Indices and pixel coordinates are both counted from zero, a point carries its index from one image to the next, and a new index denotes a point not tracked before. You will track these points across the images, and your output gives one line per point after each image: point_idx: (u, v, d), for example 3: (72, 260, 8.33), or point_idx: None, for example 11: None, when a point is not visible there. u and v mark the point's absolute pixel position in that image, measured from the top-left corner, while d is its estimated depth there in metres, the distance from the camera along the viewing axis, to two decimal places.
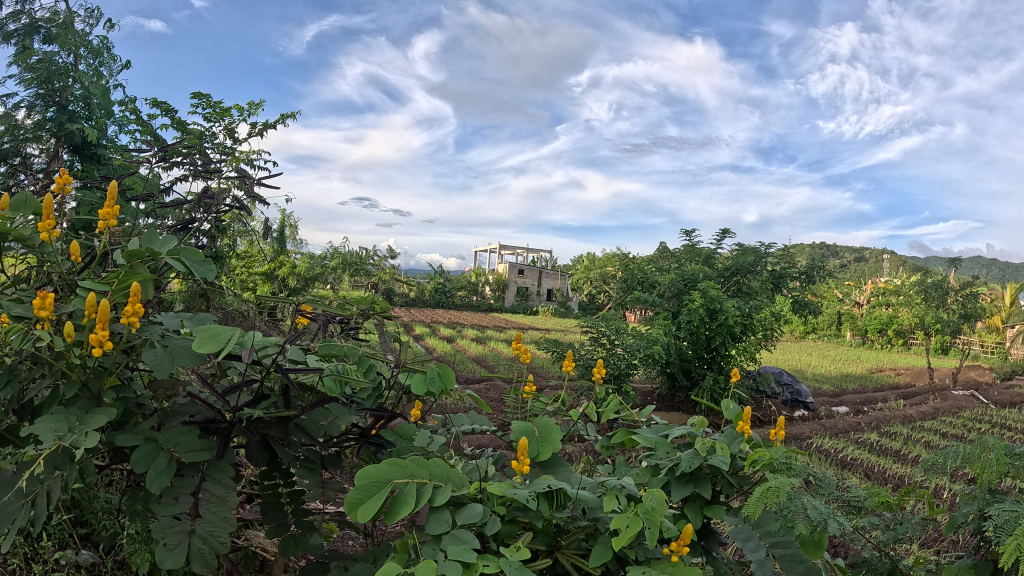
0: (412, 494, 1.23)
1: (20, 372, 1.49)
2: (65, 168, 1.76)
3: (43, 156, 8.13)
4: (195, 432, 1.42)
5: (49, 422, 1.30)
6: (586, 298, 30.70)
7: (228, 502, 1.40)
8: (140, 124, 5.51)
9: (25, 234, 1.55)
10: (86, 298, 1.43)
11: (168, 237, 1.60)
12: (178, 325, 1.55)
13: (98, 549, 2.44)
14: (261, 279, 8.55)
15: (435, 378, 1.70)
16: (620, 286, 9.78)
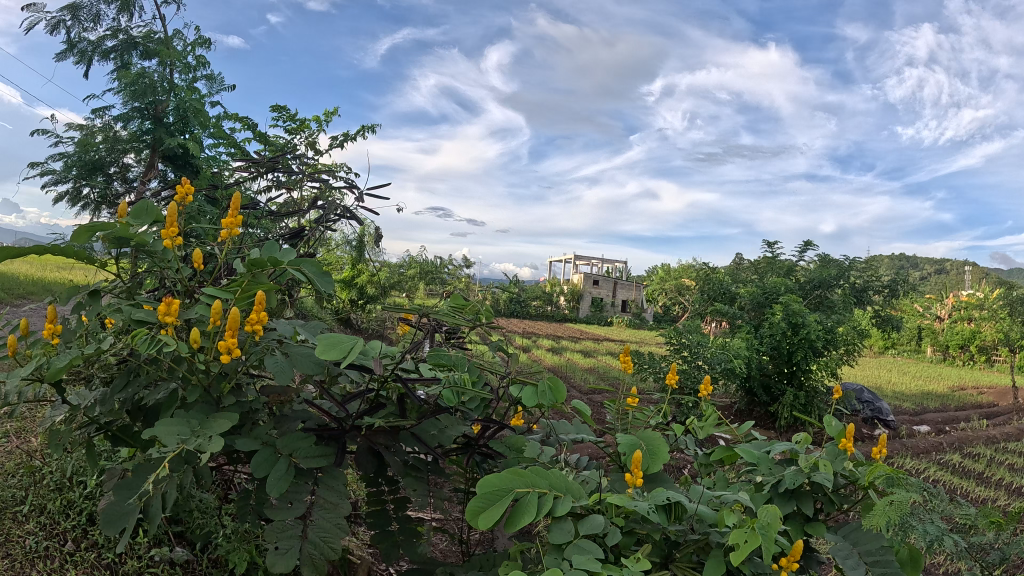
0: (535, 502, 1.26)
1: (138, 376, 1.58)
2: (185, 178, 1.82)
3: (138, 166, 8.52)
4: (311, 438, 1.48)
5: (174, 424, 1.35)
6: (660, 310, 30.33)
7: (341, 508, 1.42)
8: (229, 139, 5.74)
9: (149, 241, 1.63)
10: (212, 305, 1.49)
11: (288, 246, 1.66)
12: (293, 333, 1.61)
13: (192, 547, 2.54)
14: (341, 287, 8.76)
15: (546, 392, 1.68)
16: (698, 298, 9.65)
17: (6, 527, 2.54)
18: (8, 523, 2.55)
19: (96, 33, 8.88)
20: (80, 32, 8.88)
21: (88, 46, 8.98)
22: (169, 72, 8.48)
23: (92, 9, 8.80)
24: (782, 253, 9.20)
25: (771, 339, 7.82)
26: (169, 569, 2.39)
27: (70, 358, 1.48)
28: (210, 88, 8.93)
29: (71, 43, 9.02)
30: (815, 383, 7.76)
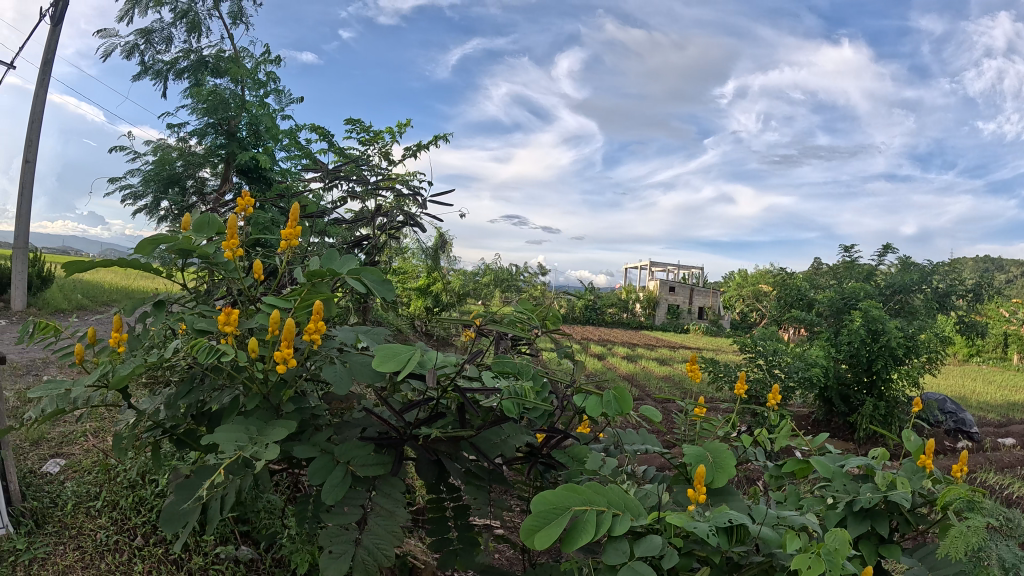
0: (592, 520, 1.25)
1: (201, 383, 1.65)
2: (245, 193, 1.91)
3: (215, 180, 8.85)
4: (369, 446, 1.51)
5: (232, 432, 1.39)
6: (736, 317, 29.70)
7: (396, 516, 1.43)
8: (302, 150, 5.89)
9: (211, 253, 1.69)
10: (270, 315, 1.53)
11: (348, 256, 1.69)
12: (354, 340, 1.65)
13: (257, 546, 2.62)
14: (416, 294, 8.88)
15: (612, 401, 1.67)
16: (775, 304, 9.42)
17: (80, 521, 2.73)
18: (82, 517, 2.74)
19: (169, 54, 9.25)
20: (155, 55, 9.26)
21: (163, 67, 9.36)
22: (240, 89, 8.77)
23: (166, 31, 9.18)
24: (862, 258, 8.94)
25: (850, 347, 7.57)
26: (233, 567, 2.47)
27: (134, 365, 1.55)
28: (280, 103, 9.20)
29: (147, 66, 9.42)
30: (897, 393, 7.47)
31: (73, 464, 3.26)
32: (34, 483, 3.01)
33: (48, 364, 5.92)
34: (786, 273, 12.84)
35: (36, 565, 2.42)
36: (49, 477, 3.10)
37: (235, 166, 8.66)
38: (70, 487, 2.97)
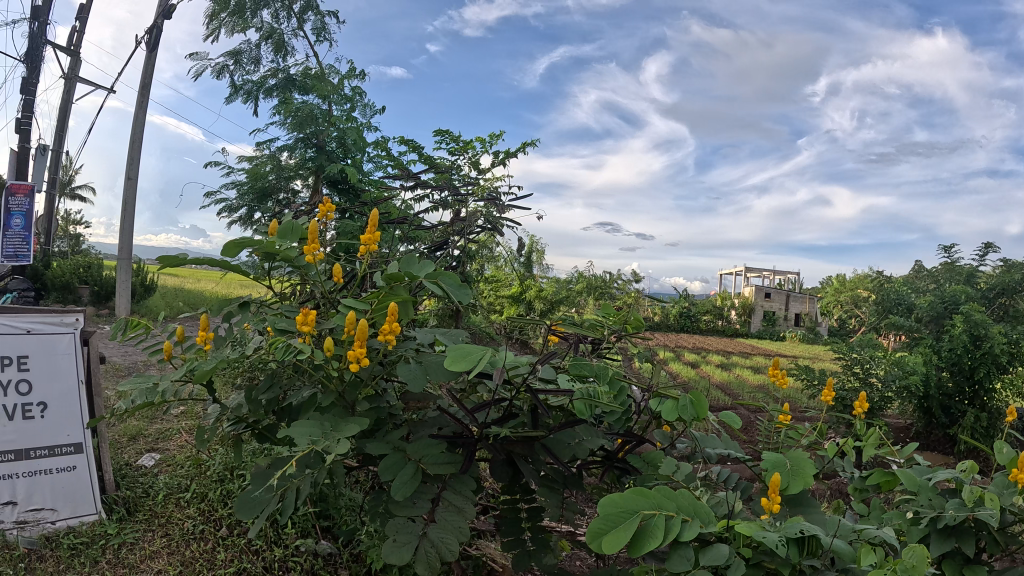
0: (661, 525, 1.25)
1: (281, 379, 1.74)
2: (327, 198, 2.02)
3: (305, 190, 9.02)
4: (442, 445, 1.56)
5: (306, 425, 1.47)
6: (834, 324, 28.56)
7: (464, 513, 1.47)
8: (391, 161, 6.02)
9: (294, 256, 1.78)
10: (347, 315, 1.59)
11: (425, 260, 1.75)
12: (431, 341, 1.72)
13: (336, 541, 2.71)
14: (509, 301, 8.89)
15: (688, 406, 1.64)
16: (873, 309, 9.05)
17: (170, 511, 2.90)
18: (171, 507, 2.91)
19: (258, 73, 9.44)
20: (245, 74, 9.48)
21: (254, 84, 9.57)
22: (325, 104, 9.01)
23: (254, 51, 9.35)
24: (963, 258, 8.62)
25: (952, 353, 7.19)
26: (312, 560, 2.57)
27: (218, 360, 1.65)
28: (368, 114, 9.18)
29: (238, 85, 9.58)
30: (1004, 404, 7.05)
31: (167, 459, 3.46)
32: (130, 475, 3.22)
33: (148, 366, 6.24)
34: (886, 277, 12.29)
35: (125, 549, 2.60)
36: (143, 469, 3.32)
37: (325, 178, 8.87)
38: (162, 479, 3.16)
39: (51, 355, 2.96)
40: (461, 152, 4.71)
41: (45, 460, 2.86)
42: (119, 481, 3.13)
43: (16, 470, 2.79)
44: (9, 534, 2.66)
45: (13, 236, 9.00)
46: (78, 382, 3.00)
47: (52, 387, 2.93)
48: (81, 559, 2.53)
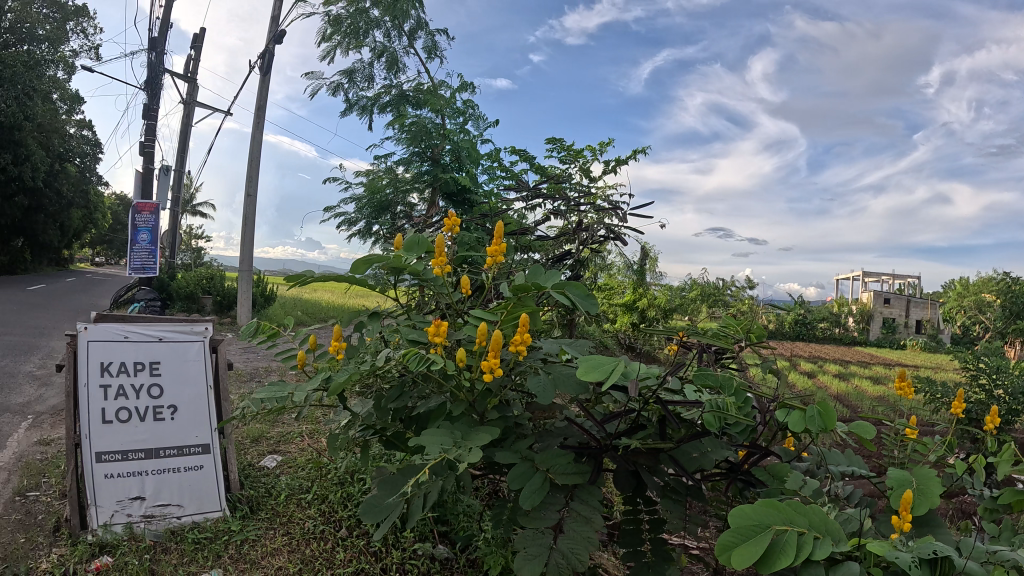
0: (793, 542, 1.19)
1: (408, 389, 1.78)
2: (452, 211, 2.02)
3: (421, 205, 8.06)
4: (569, 456, 1.56)
5: (438, 436, 1.50)
6: (961, 332, 26.80)
7: (593, 523, 1.45)
8: (503, 171, 6.06)
9: (421, 269, 1.82)
10: (478, 327, 1.65)
11: (552, 270, 1.74)
12: (557, 352, 1.72)
13: (453, 546, 2.74)
14: (619, 309, 8.78)
15: (816, 417, 1.53)
16: (1005, 315, 8.44)
17: (291, 510, 3.01)
18: (292, 508, 3.01)
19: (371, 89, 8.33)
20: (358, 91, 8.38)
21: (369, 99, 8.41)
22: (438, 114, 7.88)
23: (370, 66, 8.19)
24: None
25: None
26: (429, 563, 2.60)
27: (351, 371, 1.69)
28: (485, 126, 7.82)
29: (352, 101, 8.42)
30: None
31: (288, 460, 3.61)
32: (254, 475, 3.38)
33: (270, 372, 6.52)
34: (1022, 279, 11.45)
35: (247, 546, 2.72)
36: (266, 470, 3.46)
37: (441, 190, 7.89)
38: (284, 480, 3.29)
39: (183, 362, 3.15)
40: (572, 160, 4.71)
41: (173, 459, 3.01)
42: (245, 481, 3.27)
43: (147, 468, 2.95)
44: (137, 527, 2.82)
45: (141, 250, 9.81)
46: (207, 388, 3.17)
47: (183, 392, 3.11)
48: (204, 553, 2.66)
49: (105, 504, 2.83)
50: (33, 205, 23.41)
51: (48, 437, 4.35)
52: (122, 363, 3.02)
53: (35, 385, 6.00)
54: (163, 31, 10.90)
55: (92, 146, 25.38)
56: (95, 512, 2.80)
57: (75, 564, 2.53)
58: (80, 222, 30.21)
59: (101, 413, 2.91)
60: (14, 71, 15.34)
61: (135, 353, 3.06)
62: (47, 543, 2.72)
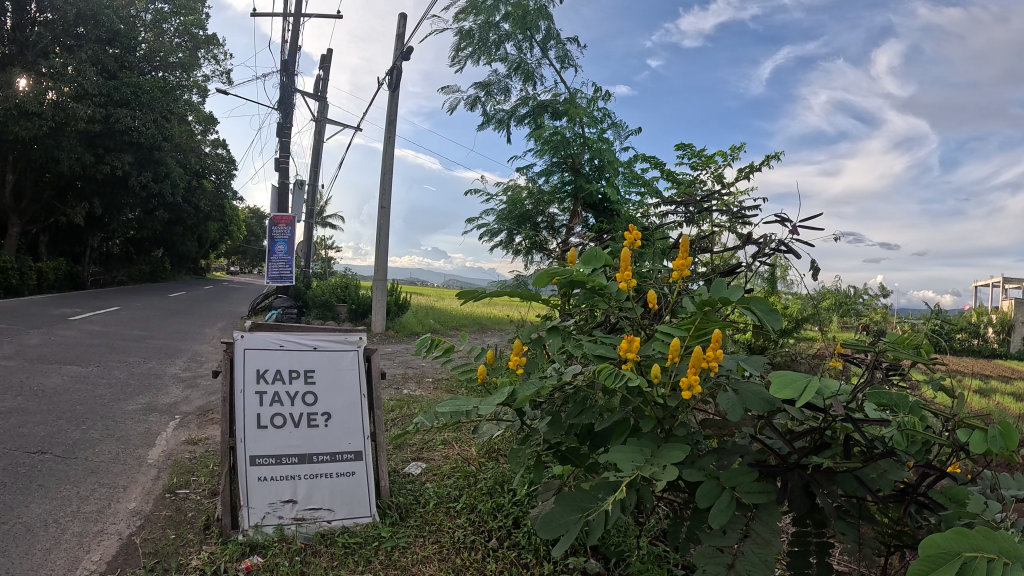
0: (984, 567, 1.15)
1: (590, 405, 1.96)
2: (634, 226, 2.20)
3: (565, 216, 7.05)
4: (754, 474, 1.64)
5: (630, 453, 1.70)
6: None
7: (772, 546, 1.52)
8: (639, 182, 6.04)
9: (605, 283, 2.07)
10: (667, 342, 1.81)
11: (737, 285, 1.89)
12: (738, 367, 1.82)
13: (604, 561, 2.75)
14: None
15: (996, 438, 1.55)
16: None
17: (441, 518, 3.15)
18: (441, 516, 3.16)
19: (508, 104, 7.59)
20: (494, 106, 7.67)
21: (505, 116, 7.64)
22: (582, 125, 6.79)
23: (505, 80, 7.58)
24: None
25: None
26: None
27: (539, 386, 1.90)
28: (625, 132, 6.83)
29: (488, 117, 7.85)
30: None
31: (431, 468, 3.81)
32: (401, 481, 3.58)
33: (408, 380, 6.69)
34: None
35: (398, 552, 2.83)
36: (412, 476, 3.67)
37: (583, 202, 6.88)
38: (431, 488, 3.48)
39: (336, 371, 3.28)
40: (703, 167, 4.66)
41: (326, 464, 3.12)
42: (394, 488, 3.46)
43: (300, 472, 3.07)
44: (288, 529, 2.96)
45: (277, 260, 10.88)
46: (360, 397, 3.28)
47: (336, 400, 3.23)
48: (354, 558, 2.78)
49: (258, 505, 2.97)
50: (173, 216, 24.89)
51: (198, 437, 4.62)
52: (278, 370, 3.16)
53: (184, 388, 6.37)
54: (293, 54, 11.41)
55: (226, 162, 26.78)
56: (248, 513, 2.94)
57: (226, 563, 2.71)
58: (214, 234, 31.88)
59: (257, 418, 3.05)
60: (154, 96, 16.43)
61: (289, 361, 3.20)
62: (198, 540, 2.96)
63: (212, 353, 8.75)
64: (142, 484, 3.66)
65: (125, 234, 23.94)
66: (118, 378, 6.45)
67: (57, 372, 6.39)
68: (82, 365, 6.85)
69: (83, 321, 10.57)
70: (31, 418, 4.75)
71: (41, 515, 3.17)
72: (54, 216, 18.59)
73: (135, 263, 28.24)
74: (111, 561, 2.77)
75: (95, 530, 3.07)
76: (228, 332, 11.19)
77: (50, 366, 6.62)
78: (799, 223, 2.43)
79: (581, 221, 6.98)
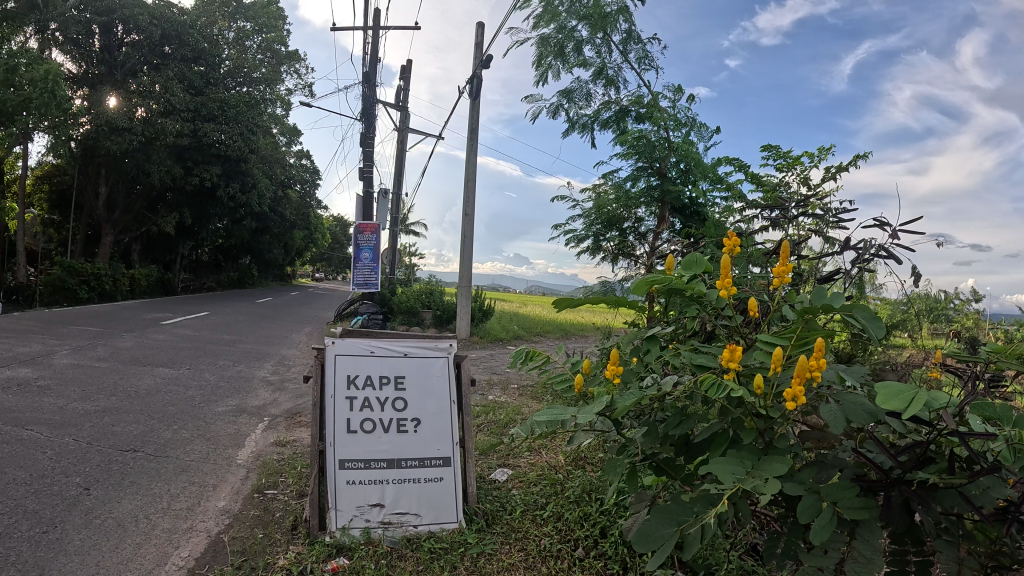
0: None
1: (690, 417, 1.95)
2: (734, 232, 2.17)
3: (652, 220, 6.95)
4: (855, 489, 1.61)
5: (729, 466, 1.71)
6: None
7: (873, 563, 1.52)
8: (724, 187, 5.94)
9: (705, 291, 2.07)
10: (768, 352, 1.80)
11: (840, 293, 1.88)
12: (840, 378, 1.80)
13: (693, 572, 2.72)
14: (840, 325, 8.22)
15: None
16: None
17: (528, 526, 3.20)
18: (527, 523, 3.21)
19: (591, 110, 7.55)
20: (577, 112, 7.64)
21: (589, 122, 7.60)
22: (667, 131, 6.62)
23: (587, 86, 7.55)
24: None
25: None
26: None
27: (638, 398, 1.92)
28: (711, 135, 6.70)
29: (572, 123, 7.82)
30: None
31: (518, 475, 3.89)
32: (488, 487, 3.68)
33: (493, 387, 6.76)
34: None
35: (484, 559, 2.89)
36: (498, 483, 3.76)
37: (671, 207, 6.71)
38: (518, 495, 3.55)
39: (427, 377, 3.30)
40: (789, 169, 4.54)
41: (414, 469, 3.17)
42: (481, 494, 3.54)
43: (388, 477, 3.13)
44: (375, 532, 3.04)
45: (361, 267, 11.13)
46: (450, 403, 3.30)
47: (426, 406, 3.25)
48: (439, 562, 2.85)
49: (345, 508, 3.06)
50: (260, 225, 25.72)
51: (286, 439, 4.76)
52: (369, 376, 3.22)
53: (272, 391, 6.56)
54: (373, 66, 11.66)
55: (309, 172, 27.51)
56: (335, 515, 3.03)
57: (313, 564, 2.82)
58: (298, 240, 32.77)
59: (347, 423, 3.13)
60: (238, 110, 17.00)
61: (380, 367, 3.25)
62: (285, 540, 3.08)
63: (298, 357, 8.99)
64: (231, 484, 3.79)
65: (213, 243, 24.83)
66: (209, 380, 6.69)
67: (150, 374, 6.68)
68: (174, 368, 7.15)
69: (175, 325, 11.04)
70: (126, 418, 4.98)
71: (133, 511, 3.31)
72: (145, 225, 19.43)
73: (223, 270, 29.25)
74: (200, 557, 2.89)
75: (185, 527, 3.19)
76: (311, 336, 11.49)
77: (144, 368, 6.92)
78: (900, 228, 2.40)
79: (669, 226, 6.74)
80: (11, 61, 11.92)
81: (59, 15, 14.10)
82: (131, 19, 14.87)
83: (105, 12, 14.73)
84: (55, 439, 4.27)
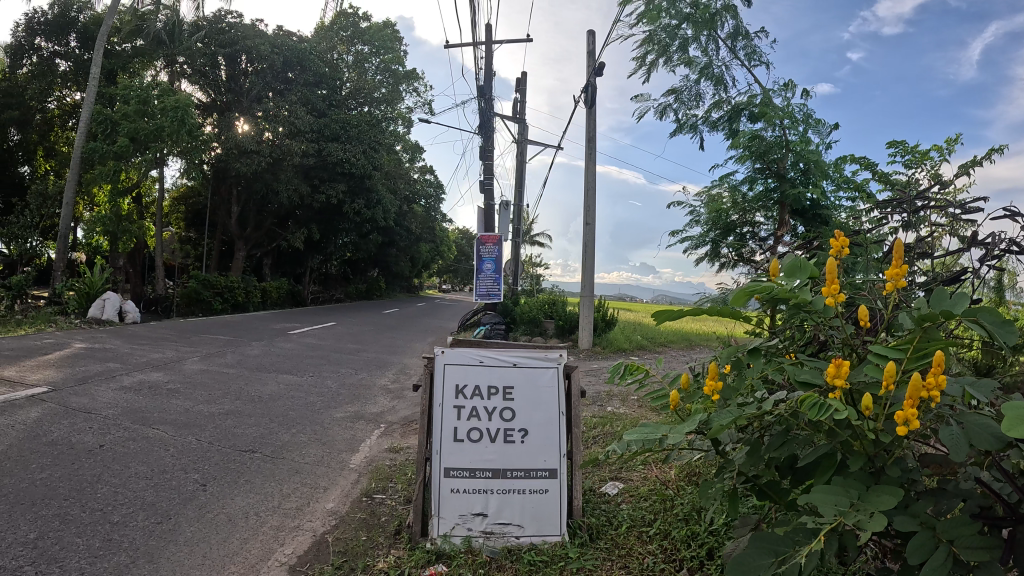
0: None
1: (794, 438, 1.81)
2: (841, 232, 2.01)
3: (771, 225, 6.68)
4: (977, 526, 1.45)
5: (832, 496, 1.56)
6: None
7: None
8: (850, 189, 5.62)
9: (812, 300, 1.91)
10: (879, 366, 1.64)
11: (963, 297, 1.69)
12: (963, 395, 1.62)
13: None
14: None
15: None
16: None
17: (632, 543, 3.10)
18: (632, 540, 3.10)
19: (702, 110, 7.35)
20: (686, 113, 7.46)
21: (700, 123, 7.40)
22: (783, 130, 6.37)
23: (696, 84, 7.36)
24: None
25: None
26: None
27: (734, 416, 1.79)
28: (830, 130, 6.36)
29: (681, 124, 7.65)
30: None
31: (628, 489, 3.78)
32: (597, 501, 3.58)
33: (611, 398, 6.64)
34: None
35: None
36: (608, 497, 3.67)
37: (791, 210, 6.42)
38: (626, 510, 3.44)
39: (535, 387, 3.23)
40: (918, 165, 4.24)
41: (519, 481, 3.11)
42: (588, 508, 3.45)
43: (492, 486, 3.10)
44: (476, 541, 3.02)
45: (485, 278, 11.28)
46: (558, 415, 3.21)
47: (534, 417, 3.19)
48: None
49: (448, 516, 3.06)
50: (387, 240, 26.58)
51: (399, 446, 4.83)
52: (477, 386, 3.20)
53: (390, 398, 6.71)
54: (487, 80, 11.83)
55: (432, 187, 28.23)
56: (437, 522, 3.04)
57: (410, 569, 2.82)
58: (426, 253, 33.66)
59: (454, 431, 3.13)
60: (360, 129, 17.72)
61: (489, 377, 3.23)
62: (387, 544, 3.11)
63: (417, 366, 9.16)
64: (341, 486, 3.87)
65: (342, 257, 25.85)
66: (330, 387, 6.92)
67: (274, 380, 6.97)
68: (297, 375, 7.43)
69: (303, 334, 11.53)
70: (247, 420, 5.21)
71: (244, 508, 3.44)
72: (277, 241, 20.44)
73: (352, 283, 30.42)
74: (301, 556, 2.95)
75: (293, 525, 3.28)
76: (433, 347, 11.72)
77: (269, 375, 7.23)
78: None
79: (790, 231, 6.44)
80: (147, 94, 12.86)
81: (187, 50, 15.07)
82: (254, 50, 15.75)
83: (229, 44, 15.63)
84: (179, 438, 4.51)
